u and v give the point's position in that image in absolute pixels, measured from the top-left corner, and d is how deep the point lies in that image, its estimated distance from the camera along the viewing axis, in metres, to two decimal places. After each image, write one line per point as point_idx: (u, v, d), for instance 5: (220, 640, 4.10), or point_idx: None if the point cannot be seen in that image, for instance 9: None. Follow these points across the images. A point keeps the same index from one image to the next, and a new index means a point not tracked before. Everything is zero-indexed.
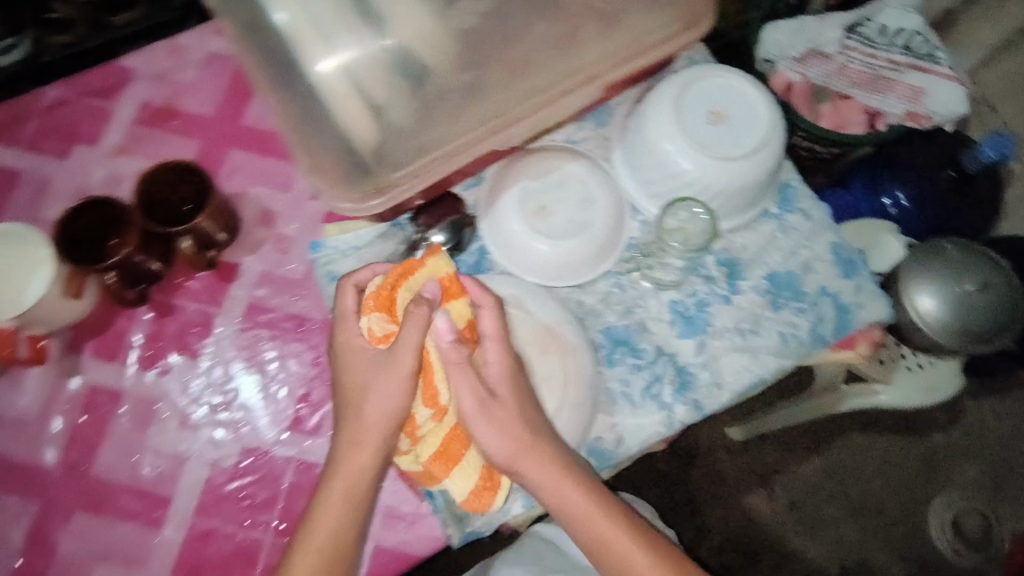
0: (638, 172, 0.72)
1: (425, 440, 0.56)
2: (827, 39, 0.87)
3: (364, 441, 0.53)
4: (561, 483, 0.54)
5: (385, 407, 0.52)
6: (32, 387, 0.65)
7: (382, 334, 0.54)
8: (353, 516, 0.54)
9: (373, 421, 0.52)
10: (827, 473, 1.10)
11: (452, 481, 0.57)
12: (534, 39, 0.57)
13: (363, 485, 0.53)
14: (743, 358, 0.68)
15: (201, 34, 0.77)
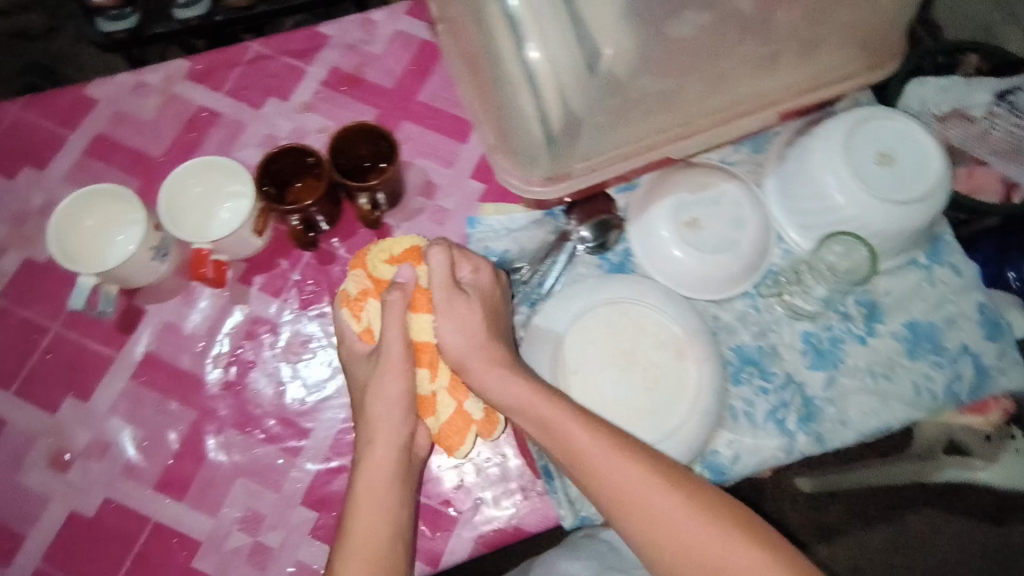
0: (792, 201, 0.73)
1: (439, 392, 0.62)
2: (975, 102, 0.80)
3: (380, 439, 0.58)
4: (600, 448, 0.51)
5: (388, 394, 0.58)
6: (205, 308, 0.71)
7: (370, 326, 0.62)
8: (391, 511, 0.55)
9: (385, 407, 0.58)
10: (893, 546, 1.05)
11: (470, 400, 0.63)
12: (739, 58, 0.57)
13: (393, 477, 0.57)
14: (871, 400, 0.68)
15: (392, 14, 0.82)
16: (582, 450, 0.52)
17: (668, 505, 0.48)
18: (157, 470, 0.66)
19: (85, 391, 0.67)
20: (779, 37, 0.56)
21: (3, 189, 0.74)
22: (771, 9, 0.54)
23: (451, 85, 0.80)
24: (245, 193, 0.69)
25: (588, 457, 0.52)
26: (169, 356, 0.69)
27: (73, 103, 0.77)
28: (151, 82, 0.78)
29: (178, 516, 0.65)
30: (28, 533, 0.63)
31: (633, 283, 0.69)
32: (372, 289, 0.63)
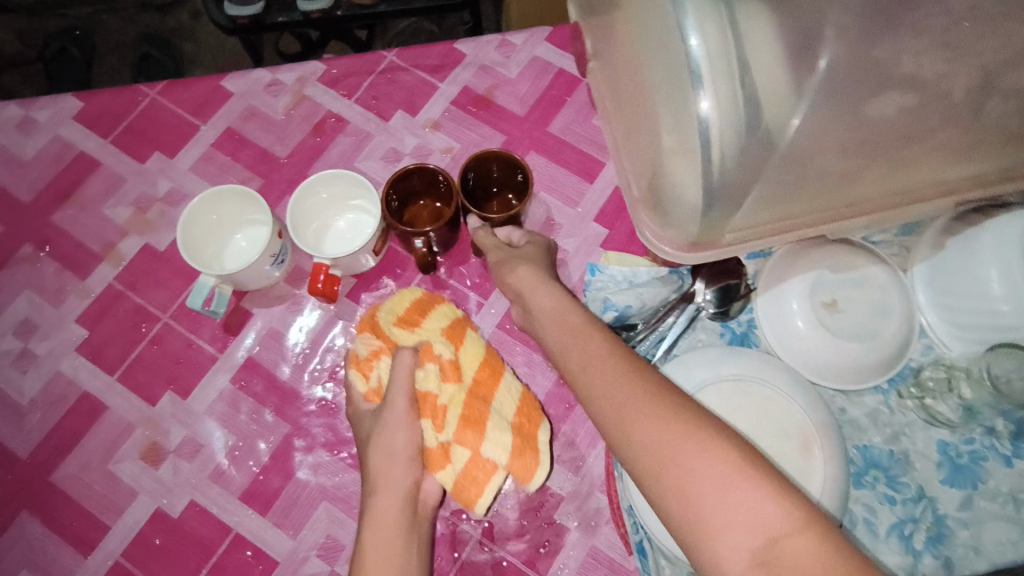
0: (946, 294, 0.67)
1: (454, 448, 0.57)
2: None
3: (383, 489, 0.54)
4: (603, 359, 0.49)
5: (393, 445, 0.55)
6: (310, 320, 0.70)
7: (377, 386, 0.61)
8: (398, 557, 0.50)
9: (388, 455, 0.55)
10: None
11: (486, 447, 0.57)
12: (936, 144, 0.52)
13: (399, 521, 0.52)
14: (1011, 530, 0.61)
15: (531, 38, 0.80)
16: (617, 394, 0.46)
17: (694, 453, 0.40)
18: (244, 480, 0.64)
19: (185, 387, 0.67)
20: (983, 128, 0.52)
21: (131, 172, 0.75)
22: (983, 97, 0.50)
23: (583, 119, 0.77)
24: (371, 210, 0.70)
25: (622, 401, 0.45)
26: (269, 364, 0.68)
27: (208, 94, 0.77)
28: (284, 82, 0.78)
29: (259, 531, 0.63)
30: (112, 525, 0.63)
31: (762, 360, 0.64)
32: (384, 348, 0.62)
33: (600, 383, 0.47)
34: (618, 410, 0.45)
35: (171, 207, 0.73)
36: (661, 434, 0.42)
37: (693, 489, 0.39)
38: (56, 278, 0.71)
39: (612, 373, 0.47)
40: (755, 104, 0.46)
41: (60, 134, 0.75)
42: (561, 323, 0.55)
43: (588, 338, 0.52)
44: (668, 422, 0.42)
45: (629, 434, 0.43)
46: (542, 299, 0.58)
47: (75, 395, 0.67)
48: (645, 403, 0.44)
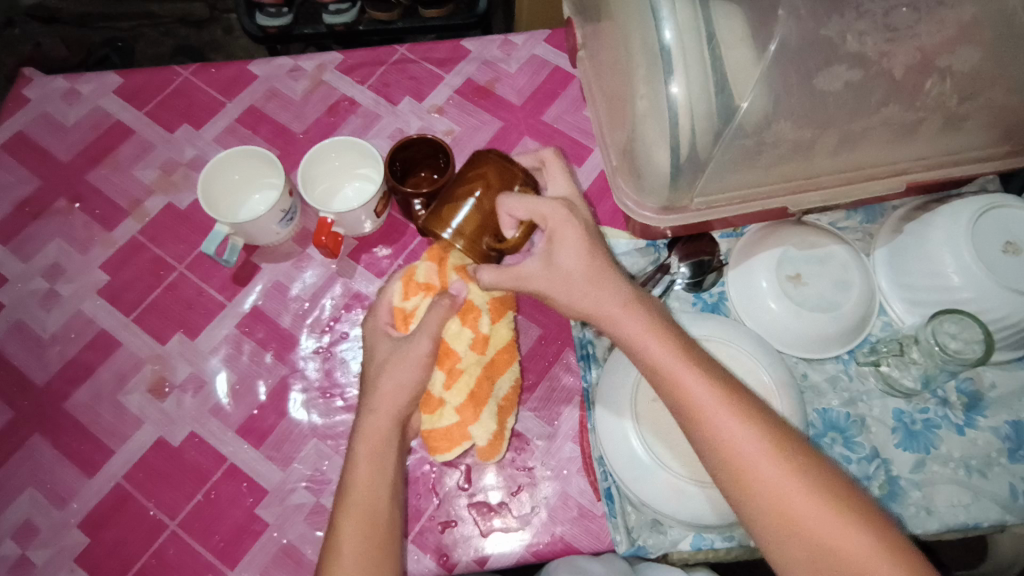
0: (903, 274, 0.71)
1: (450, 398, 0.61)
2: None
3: (379, 416, 0.56)
4: (704, 391, 0.49)
5: (402, 380, 0.57)
6: (312, 276, 0.75)
7: (410, 314, 0.63)
8: (385, 473, 0.54)
9: (394, 384, 0.56)
10: None
11: (475, 426, 0.62)
12: (881, 119, 0.57)
13: (388, 441, 0.55)
14: (961, 493, 0.65)
15: (531, 39, 0.88)
16: (731, 438, 0.48)
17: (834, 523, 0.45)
18: (241, 416, 0.69)
19: (194, 330, 0.73)
20: (924, 106, 0.57)
21: (160, 140, 0.82)
22: (922, 76, 0.55)
23: (575, 111, 0.84)
24: (373, 178, 0.76)
25: (754, 466, 0.47)
26: (272, 313, 0.74)
27: (235, 76, 0.85)
28: (305, 68, 0.86)
29: (252, 463, 0.68)
30: (116, 450, 0.68)
31: (728, 326, 0.68)
32: (438, 287, 0.63)
33: (723, 438, 0.48)
34: (746, 475, 0.47)
35: (194, 170, 0.81)
36: (806, 511, 0.45)
37: (838, 565, 0.44)
38: (85, 229, 0.77)
39: (731, 424, 0.48)
40: (720, 74, 0.52)
41: (100, 105, 0.83)
42: (638, 336, 0.52)
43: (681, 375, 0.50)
44: (807, 496, 0.46)
45: (765, 506, 0.46)
46: (610, 302, 0.53)
47: (93, 332, 0.73)
48: (781, 474, 0.46)
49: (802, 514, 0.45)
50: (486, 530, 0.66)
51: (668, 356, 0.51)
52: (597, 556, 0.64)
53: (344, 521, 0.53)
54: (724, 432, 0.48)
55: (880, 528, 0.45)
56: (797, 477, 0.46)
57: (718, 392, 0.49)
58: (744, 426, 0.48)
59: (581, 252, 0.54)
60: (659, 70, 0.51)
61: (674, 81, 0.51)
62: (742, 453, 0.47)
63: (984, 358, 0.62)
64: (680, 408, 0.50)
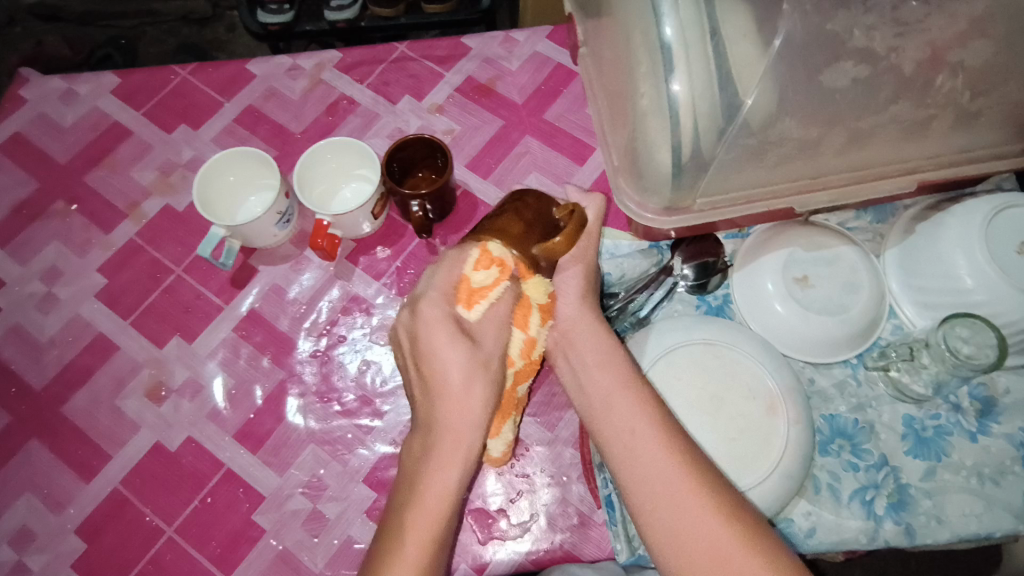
0: (915, 276, 0.69)
1: (498, 395, 0.57)
2: None
3: (450, 450, 0.48)
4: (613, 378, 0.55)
5: (472, 401, 0.50)
6: (310, 279, 0.74)
7: (477, 290, 0.53)
8: (455, 488, 0.48)
9: (470, 416, 0.50)
10: None
11: (495, 438, 0.59)
12: (890, 117, 0.55)
13: (463, 481, 0.48)
14: (973, 502, 0.63)
15: (533, 35, 0.86)
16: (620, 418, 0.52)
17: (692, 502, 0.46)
18: (238, 421, 0.69)
19: (192, 333, 0.72)
20: (935, 102, 0.55)
21: (159, 141, 0.81)
22: (932, 72, 0.53)
23: (577, 109, 0.83)
24: (370, 178, 0.75)
25: (679, 502, 0.47)
26: (270, 316, 0.73)
27: (233, 75, 0.84)
28: (304, 67, 0.85)
29: (249, 468, 0.67)
30: (113, 454, 0.68)
31: (732, 330, 0.66)
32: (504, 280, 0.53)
33: (650, 469, 0.49)
34: (669, 510, 0.47)
35: (192, 172, 0.80)
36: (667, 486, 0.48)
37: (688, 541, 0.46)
38: (83, 231, 0.77)
39: (659, 456, 0.49)
40: (724, 71, 0.50)
41: (98, 106, 0.83)
42: (604, 364, 0.56)
43: (624, 405, 0.53)
44: (675, 470, 0.48)
45: (623, 454, 0.50)
46: (583, 326, 0.58)
47: (90, 336, 0.72)
48: (704, 511, 0.46)
49: (727, 556, 0.44)
50: (485, 538, 0.65)
51: (612, 383, 0.54)
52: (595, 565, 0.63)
53: (405, 529, 0.46)
54: (651, 465, 0.49)
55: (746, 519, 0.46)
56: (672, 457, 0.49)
57: (657, 424, 0.51)
58: (672, 461, 0.49)
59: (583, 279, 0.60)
60: (660, 69, 0.50)
61: (674, 77, 0.49)
62: (666, 487, 0.48)
63: (997, 364, 0.60)
64: (596, 398, 0.55)
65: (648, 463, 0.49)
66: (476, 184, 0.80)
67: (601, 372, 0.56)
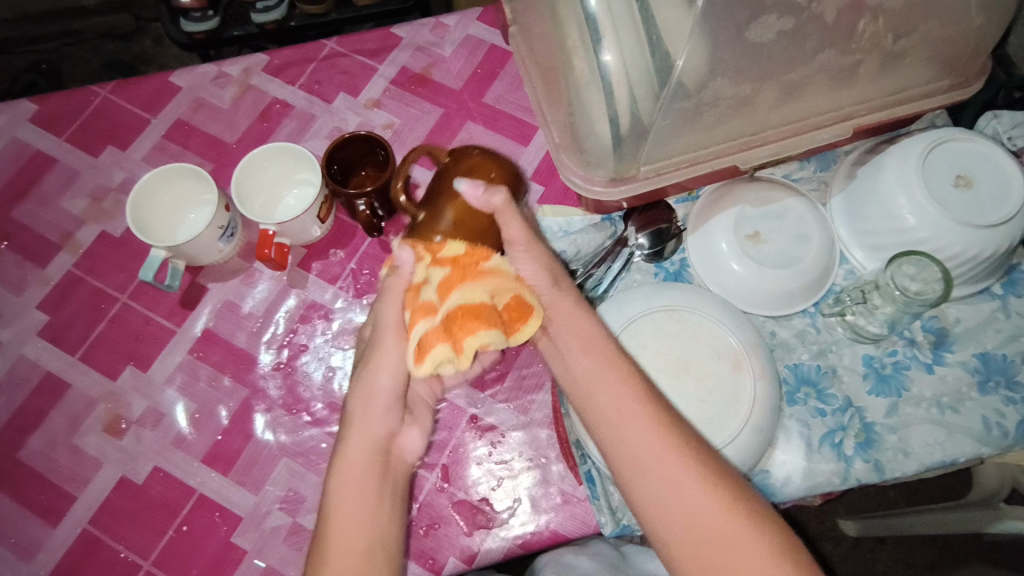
0: (861, 220, 0.70)
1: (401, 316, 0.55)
2: None
3: (360, 422, 0.50)
4: (590, 358, 0.50)
5: (373, 387, 0.52)
6: (263, 291, 0.73)
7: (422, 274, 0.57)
8: (379, 502, 0.47)
9: (383, 386, 0.52)
10: None
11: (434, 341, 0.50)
12: (818, 66, 0.56)
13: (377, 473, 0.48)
14: (937, 432, 0.66)
15: (464, 18, 0.84)
16: (607, 399, 0.48)
17: (693, 484, 0.44)
18: (206, 444, 0.67)
19: (146, 361, 0.70)
20: (860, 47, 0.55)
21: (86, 166, 0.78)
22: (854, 18, 0.54)
23: (516, 90, 0.82)
24: (313, 181, 0.73)
25: (675, 485, 0.45)
26: (226, 334, 0.71)
27: (157, 90, 0.81)
28: (230, 74, 0.82)
29: (222, 490, 0.65)
30: (78, 495, 0.65)
31: (691, 293, 0.66)
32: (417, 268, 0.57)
33: (632, 442, 0.46)
34: (661, 487, 0.45)
35: (125, 195, 0.77)
36: (665, 469, 0.45)
37: (690, 521, 0.44)
38: (16, 269, 0.74)
39: (645, 428, 0.46)
40: (654, 32, 0.51)
41: (16, 136, 0.79)
42: (580, 340, 0.51)
43: (605, 377, 0.49)
44: (671, 454, 0.45)
45: (615, 439, 0.47)
46: (557, 308, 0.52)
47: (39, 376, 0.69)
48: (692, 479, 0.45)
49: (716, 528, 0.43)
50: (471, 528, 0.65)
51: (593, 363, 0.50)
52: (584, 545, 0.63)
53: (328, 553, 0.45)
54: (635, 439, 0.46)
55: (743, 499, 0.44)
56: (667, 438, 0.46)
57: (643, 401, 0.48)
58: (656, 433, 0.46)
59: (540, 269, 0.53)
60: (588, 39, 0.51)
61: (605, 49, 0.51)
62: (651, 460, 0.45)
63: (944, 296, 0.62)
64: (575, 382, 0.50)
65: (636, 441, 0.46)
66: (423, 177, 0.78)
67: (578, 350, 0.51)
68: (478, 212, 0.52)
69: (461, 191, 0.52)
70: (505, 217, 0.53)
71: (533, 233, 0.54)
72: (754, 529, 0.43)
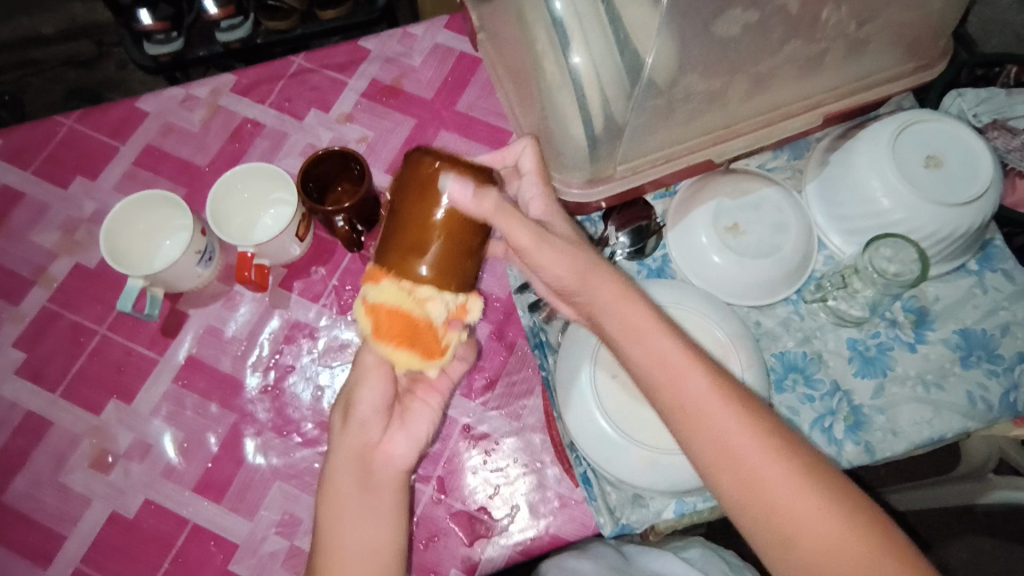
0: (836, 206, 0.71)
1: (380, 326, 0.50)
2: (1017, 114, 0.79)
3: (346, 450, 0.51)
4: (654, 344, 0.47)
5: (369, 394, 0.53)
6: (245, 313, 0.72)
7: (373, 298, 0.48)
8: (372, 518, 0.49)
9: (367, 402, 0.53)
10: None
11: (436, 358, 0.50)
12: (785, 57, 0.56)
13: (370, 482, 0.50)
14: (924, 410, 0.67)
15: (431, 27, 0.84)
16: (672, 387, 0.46)
17: (780, 475, 0.43)
18: (197, 472, 0.66)
19: (129, 393, 0.69)
20: (825, 37, 0.56)
21: (56, 198, 0.76)
22: (817, 8, 0.54)
23: (488, 95, 0.82)
24: (289, 201, 0.72)
25: (759, 477, 0.43)
26: (210, 359, 0.70)
27: (125, 117, 0.80)
28: (198, 96, 0.81)
29: (216, 519, 0.65)
30: (68, 534, 0.64)
31: (675, 289, 0.67)
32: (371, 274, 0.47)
33: (713, 435, 0.44)
34: (745, 478, 0.43)
35: (98, 225, 0.75)
36: (751, 459, 0.43)
37: (778, 509, 0.43)
38: None
39: (732, 425, 0.44)
40: (622, 34, 0.51)
41: None
42: (637, 329, 0.47)
43: (677, 367, 0.46)
44: (755, 442, 0.44)
45: (693, 425, 0.45)
46: (602, 292, 0.48)
47: (19, 416, 0.68)
48: (775, 467, 0.43)
49: (805, 518, 0.42)
50: (471, 538, 0.65)
51: (657, 351, 0.47)
52: (584, 546, 0.63)
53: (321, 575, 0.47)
54: (717, 432, 0.44)
55: (834, 488, 0.43)
56: (750, 424, 0.44)
57: (718, 390, 0.45)
58: (738, 427, 0.44)
59: (569, 260, 0.48)
60: (557, 43, 0.51)
61: (573, 51, 0.51)
62: (738, 458, 0.44)
63: (923, 275, 0.64)
64: (638, 370, 0.48)
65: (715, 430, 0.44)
66: None
67: (636, 338, 0.47)
68: (466, 215, 0.45)
69: (447, 192, 0.44)
70: (503, 223, 0.46)
71: (542, 233, 0.48)
72: (847, 512, 0.42)
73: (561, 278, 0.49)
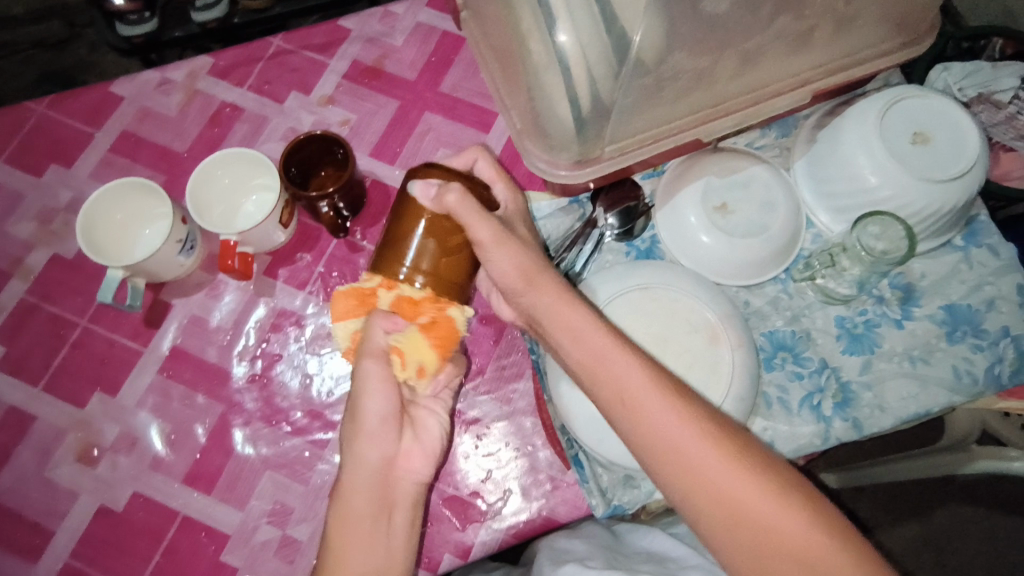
0: (824, 183, 0.71)
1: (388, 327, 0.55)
2: (1002, 87, 0.78)
3: (360, 446, 0.53)
4: (594, 333, 0.48)
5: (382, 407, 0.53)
6: (230, 302, 0.71)
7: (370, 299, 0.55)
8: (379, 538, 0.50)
9: (377, 407, 0.53)
10: (922, 543, 1.05)
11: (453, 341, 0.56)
12: (774, 33, 0.55)
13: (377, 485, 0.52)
14: (909, 384, 0.67)
15: (412, 6, 0.82)
16: (609, 374, 0.46)
17: (710, 456, 0.43)
18: (185, 464, 0.65)
19: (114, 386, 0.68)
20: (813, 13, 0.55)
21: (30, 187, 0.74)
22: None
23: (472, 76, 0.80)
24: (272, 187, 0.71)
25: (693, 459, 0.43)
26: (195, 350, 0.69)
27: (98, 102, 0.77)
28: (174, 79, 0.78)
29: (206, 510, 0.64)
30: (57, 529, 0.63)
31: (664, 269, 0.66)
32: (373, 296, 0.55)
33: (654, 428, 0.44)
34: (680, 463, 0.43)
35: (75, 214, 0.74)
36: (679, 441, 0.43)
37: (710, 490, 0.42)
38: None
39: (665, 413, 0.44)
40: (608, 11, 0.51)
41: None
42: (576, 327, 0.49)
43: (614, 363, 0.46)
44: (684, 424, 0.44)
45: (631, 417, 0.45)
46: (545, 294, 0.50)
47: (2, 411, 0.67)
48: (706, 447, 0.43)
49: (740, 497, 0.42)
50: (464, 523, 0.65)
51: (595, 344, 0.48)
52: (575, 526, 0.64)
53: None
54: (659, 426, 0.44)
55: (770, 467, 0.43)
56: (682, 410, 0.44)
57: (651, 377, 0.46)
58: (680, 418, 0.44)
59: (518, 255, 0.51)
60: (543, 20, 0.50)
61: (559, 29, 0.50)
62: (683, 452, 0.43)
63: (909, 253, 0.63)
64: (580, 360, 0.48)
65: (650, 420, 0.44)
66: (385, 171, 0.77)
67: (574, 335, 0.48)
68: (438, 214, 0.51)
69: (416, 193, 0.52)
70: (461, 212, 0.50)
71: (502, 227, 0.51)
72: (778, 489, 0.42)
73: (506, 273, 0.52)
